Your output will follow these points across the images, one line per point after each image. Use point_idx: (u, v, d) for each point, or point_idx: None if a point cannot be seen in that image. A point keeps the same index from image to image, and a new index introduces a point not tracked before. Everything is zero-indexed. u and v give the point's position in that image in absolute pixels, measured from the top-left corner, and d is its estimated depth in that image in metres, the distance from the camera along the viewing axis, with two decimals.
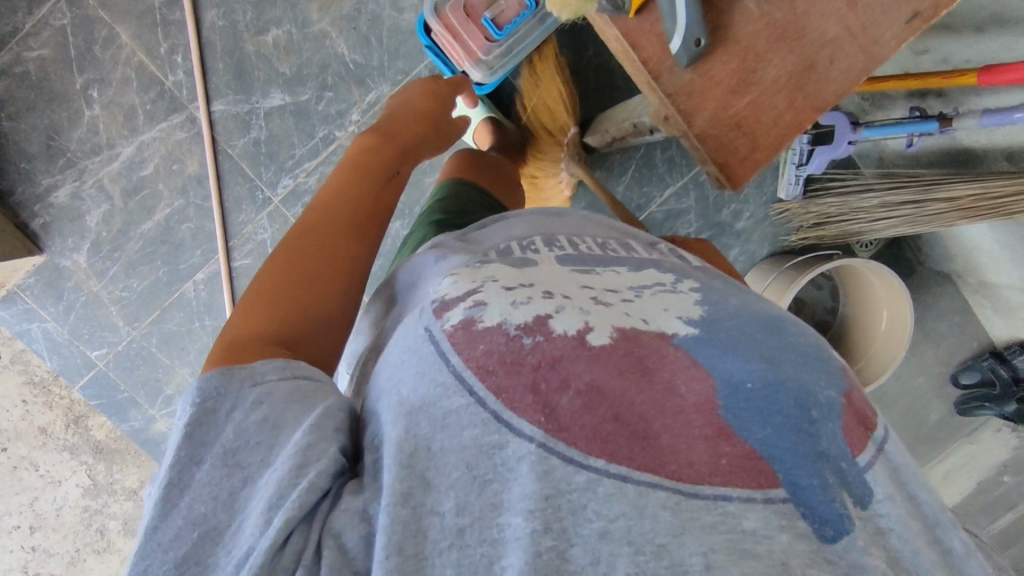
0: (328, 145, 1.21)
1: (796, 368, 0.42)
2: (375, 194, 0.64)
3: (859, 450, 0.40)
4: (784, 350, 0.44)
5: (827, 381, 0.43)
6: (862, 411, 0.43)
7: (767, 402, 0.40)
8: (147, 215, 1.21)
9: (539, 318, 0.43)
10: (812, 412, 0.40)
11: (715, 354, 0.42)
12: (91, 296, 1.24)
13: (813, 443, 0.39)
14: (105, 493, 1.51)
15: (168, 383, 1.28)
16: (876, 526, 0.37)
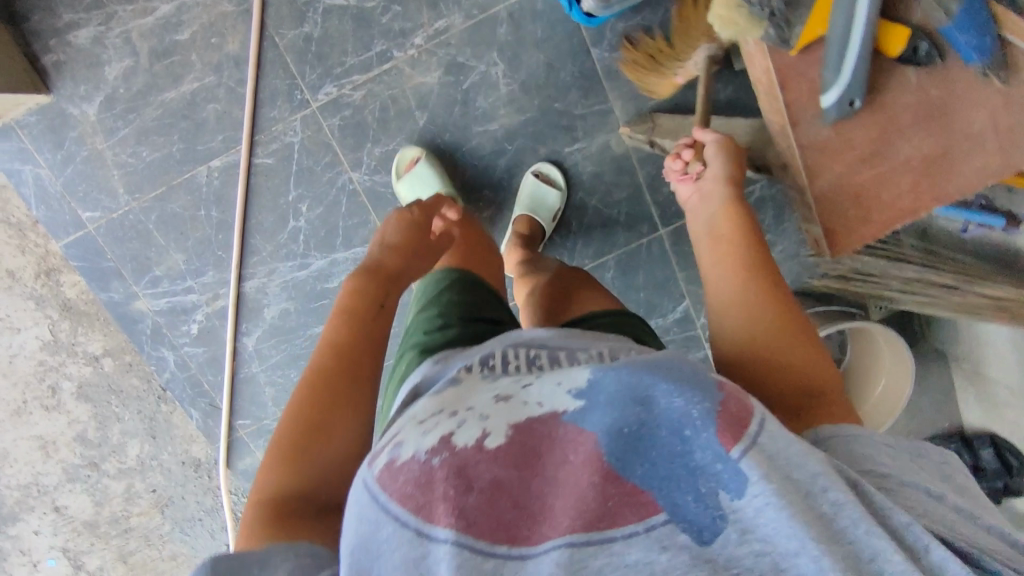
0: (381, 62, 1.12)
1: (666, 397, 0.46)
2: (370, 332, 0.67)
3: (728, 444, 0.43)
4: (644, 372, 0.47)
5: (699, 398, 0.45)
6: (738, 402, 0.46)
7: (643, 450, 0.44)
8: (172, 84, 1.13)
9: (444, 437, 0.47)
10: (684, 432, 0.44)
11: (591, 417, 0.46)
12: (94, 154, 1.16)
13: (683, 462, 0.43)
14: (65, 352, 1.47)
15: (159, 264, 1.20)
16: (750, 522, 0.41)
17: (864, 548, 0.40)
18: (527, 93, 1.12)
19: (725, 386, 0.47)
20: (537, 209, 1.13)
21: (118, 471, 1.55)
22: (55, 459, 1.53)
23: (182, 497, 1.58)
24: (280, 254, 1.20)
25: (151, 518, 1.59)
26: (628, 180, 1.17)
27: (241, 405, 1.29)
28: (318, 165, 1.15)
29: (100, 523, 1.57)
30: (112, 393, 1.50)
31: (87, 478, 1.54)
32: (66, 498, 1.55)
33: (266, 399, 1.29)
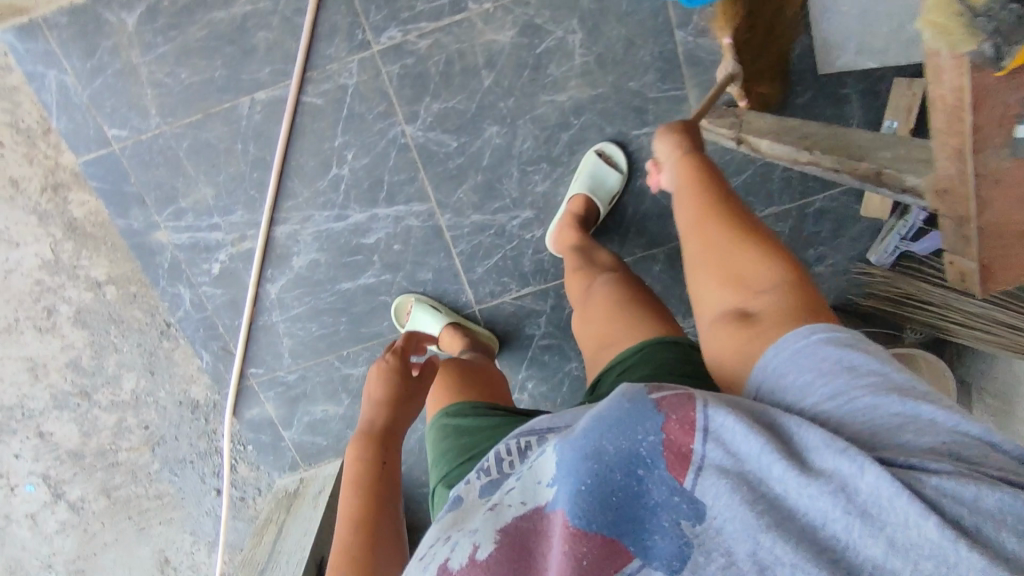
0: (454, 12, 1.05)
1: (614, 441, 0.48)
2: (370, 503, 0.81)
3: (682, 476, 0.46)
4: (599, 431, 0.49)
5: (649, 430, 0.48)
6: (682, 413, 0.48)
7: (603, 502, 0.47)
8: (223, 4, 1.04)
9: (443, 566, 0.50)
10: (638, 471, 0.47)
11: (557, 492, 0.50)
12: (127, 68, 1.06)
13: (645, 504, 0.46)
14: (65, 274, 1.38)
15: (185, 196, 1.12)
16: (713, 539, 0.42)
17: (815, 516, 0.41)
18: (601, 67, 1.07)
19: (664, 403, 0.49)
20: (596, 190, 1.10)
21: (110, 403, 1.49)
22: (43, 384, 1.46)
23: (175, 435, 1.53)
24: (317, 201, 1.13)
25: (141, 453, 1.54)
26: None
27: (255, 353, 1.24)
28: (370, 113, 1.08)
29: (86, 453, 1.52)
30: (111, 322, 1.42)
31: (76, 407, 1.48)
32: (52, 425, 1.49)
33: (283, 350, 1.24)
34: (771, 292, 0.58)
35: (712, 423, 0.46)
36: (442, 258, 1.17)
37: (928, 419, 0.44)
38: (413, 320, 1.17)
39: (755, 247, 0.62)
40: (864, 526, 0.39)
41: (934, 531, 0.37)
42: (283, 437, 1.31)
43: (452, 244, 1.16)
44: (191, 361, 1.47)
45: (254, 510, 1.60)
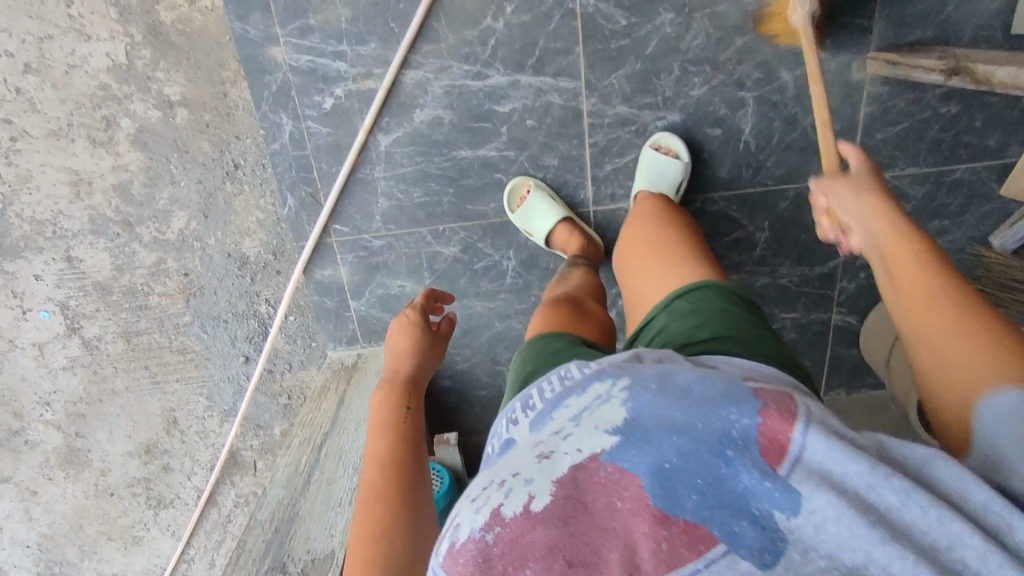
0: None
1: (706, 420, 0.46)
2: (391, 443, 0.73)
3: (778, 464, 0.42)
4: (688, 408, 0.47)
5: (745, 412, 0.45)
6: (783, 405, 0.46)
7: (688, 475, 0.43)
8: None
9: (494, 511, 0.45)
10: (728, 453, 0.44)
11: (634, 456, 0.45)
12: None
13: (737, 485, 0.42)
14: (135, 84, 1.23)
15: (317, 12, 1.00)
16: (813, 540, 0.40)
17: (936, 539, 0.39)
18: None
19: (763, 395, 0.47)
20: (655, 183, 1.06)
21: (152, 240, 1.36)
22: (84, 204, 1.32)
23: (215, 289, 1.42)
24: (459, 51, 1.03)
25: (173, 302, 1.43)
26: (847, 111, 1.12)
27: (344, 210, 1.14)
28: None
29: (114, 290, 1.40)
30: (175, 150, 1.29)
31: (115, 237, 1.35)
32: (83, 251, 1.36)
33: (376, 212, 1.14)
34: (990, 368, 0.51)
35: (808, 421, 0.44)
36: (574, 145, 1.10)
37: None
38: (528, 206, 1.10)
39: (963, 311, 0.55)
40: (996, 555, 0.38)
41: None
42: (349, 308, 1.23)
43: (589, 133, 1.09)
44: (251, 213, 1.35)
45: (282, 384, 1.53)
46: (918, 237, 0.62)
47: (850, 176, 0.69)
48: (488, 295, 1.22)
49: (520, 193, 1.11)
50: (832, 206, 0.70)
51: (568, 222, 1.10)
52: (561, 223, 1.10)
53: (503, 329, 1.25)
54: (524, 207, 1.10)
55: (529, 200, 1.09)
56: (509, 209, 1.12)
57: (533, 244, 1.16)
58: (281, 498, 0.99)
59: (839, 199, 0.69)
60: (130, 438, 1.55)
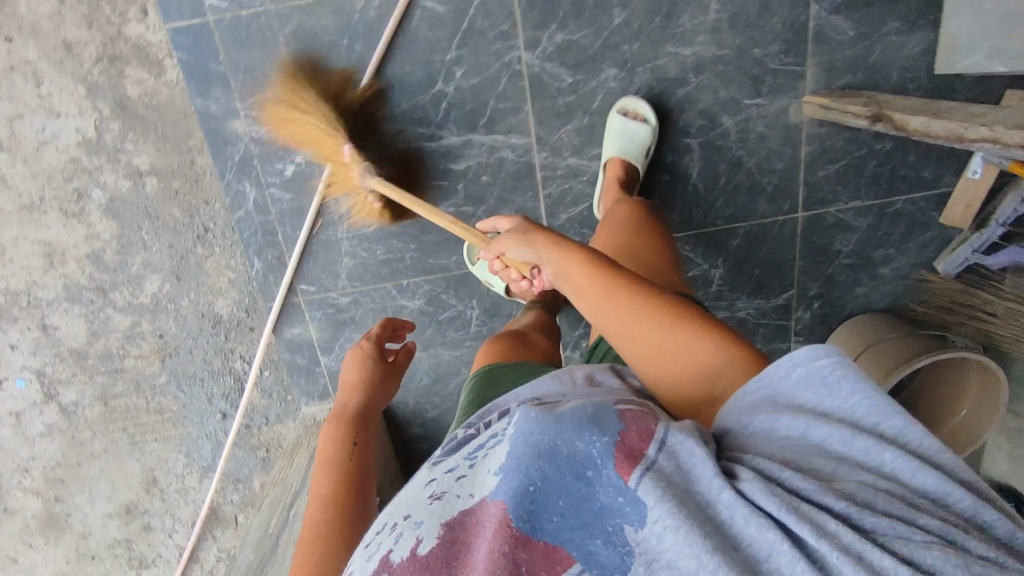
0: None
1: (568, 444, 0.50)
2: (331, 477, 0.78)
3: (627, 476, 0.48)
4: (555, 430, 0.51)
5: (602, 433, 0.51)
6: (641, 427, 0.51)
7: (551, 500, 0.49)
8: None
9: (385, 558, 0.50)
10: (587, 474, 0.49)
11: (506, 487, 0.50)
12: None
13: (593, 508, 0.48)
14: (106, 156, 1.27)
15: (274, 85, 1.03)
16: (653, 549, 0.45)
17: (758, 547, 0.44)
18: (731, 27, 1.06)
19: (623, 418, 0.52)
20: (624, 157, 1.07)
21: (126, 304, 1.39)
22: (58, 273, 1.35)
23: (189, 349, 1.44)
24: (413, 116, 1.08)
25: (148, 363, 1.44)
26: (788, 152, 1.16)
27: (309, 270, 1.17)
28: (492, 31, 1.03)
29: (90, 354, 1.42)
30: (146, 217, 1.32)
31: (89, 303, 1.38)
32: (58, 318, 1.39)
33: (341, 269, 1.18)
34: (713, 355, 0.61)
35: (660, 444, 0.50)
36: (529, 198, 1.14)
37: (865, 455, 0.48)
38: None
39: (657, 315, 0.64)
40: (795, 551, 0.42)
41: (852, 544, 0.42)
42: (319, 362, 1.25)
43: (542, 185, 1.13)
44: (222, 272, 1.38)
45: (259, 438, 1.54)
46: (597, 261, 0.69)
47: (537, 230, 0.76)
48: (454, 344, 1.25)
49: (478, 246, 1.15)
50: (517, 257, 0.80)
51: None
52: None
53: None
54: (484, 260, 1.14)
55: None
56: (468, 260, 1.17)
57: (495, 293, 1.19)
58: (251, 559, 1.01)
59: (520, 250, 0.78)
60: (109, 499, 1.55)
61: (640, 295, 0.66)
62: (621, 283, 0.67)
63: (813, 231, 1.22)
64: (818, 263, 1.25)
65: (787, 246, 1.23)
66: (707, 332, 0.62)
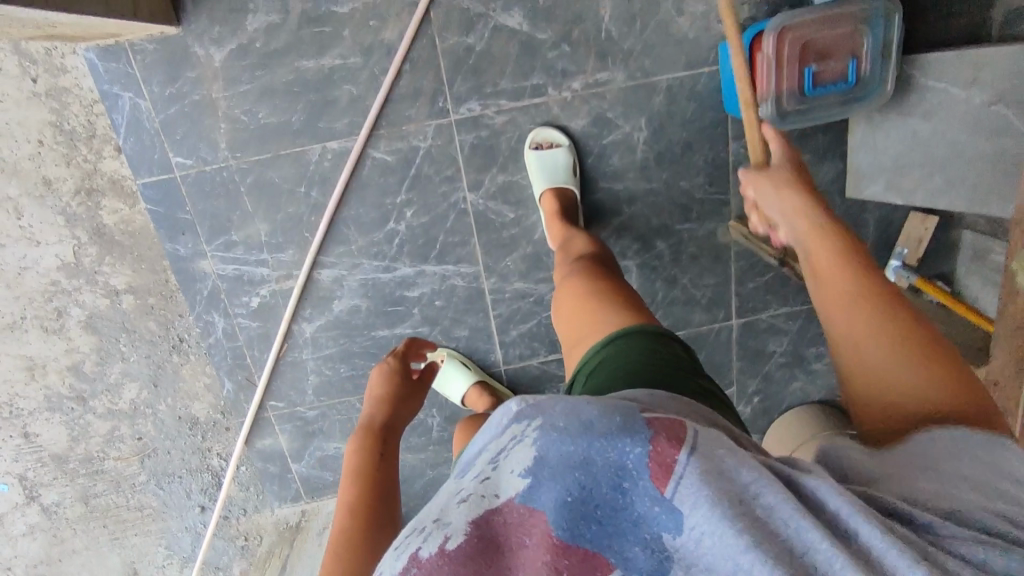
0: (534, 95, 1.06)
1: (603, 451, 0.42)
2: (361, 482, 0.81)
3: (664, 487, 0.40)
4: (586, 440, 0.42)
5: (635, 441, 0.42)
6: (673, 433, 0.43)
7: (582, 509, 0.41)
8: (314, 54, 1.02)
9: (414, 556, 0.41)
10: (623, 484, 0.41)
11: (538, 493, 0.42)
12: (206, 100, 1.03)
13: (631, 518, 0.41)
14: (85, 278, 1.35)
15: (239, 229, 1.12)
16: (693, 556, 0.39)
17: (816, 561, 0.37)
18: (659, 164, 1.14)
19: (655, 422, 0.44)
20: (555, 177, 1.08)
21: (106, 411, 1.46)
22: (39, 385, 1.42)
23: (168, 449, 1.51)
24: (369, 250, 1.16)
25: (128, 464, 1.51)
26: (720, 268, 1.25)
27: (278, 387, 1.25)
28: (438, 175, 1.11)
29: (71, 458, 1.49)
30: (123, 331, 1.39)
31: (70, 411, 1.45)
32: (40, 426, 1.45)
33: (307, 385, 1.25)
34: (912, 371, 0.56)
35: (695, 446, 0.42)
36: (480, 317, 1.23)
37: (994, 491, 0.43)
38: (443, 372, 1.22)
39: (854, 286, 0.63)
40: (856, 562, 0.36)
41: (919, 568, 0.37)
42: (290, 469, 1.32)
43: (491, 306, 1.22)
44: (198, 378, 1.45)
45: (238, 527, 1.57)
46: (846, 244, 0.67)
47: (764, 171, 0.79)
48: (417, 448, 1.33)
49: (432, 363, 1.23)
50: (761, 201, 0.80)
51: (479, 385, 1.21)
52: (473, 386, 1.21)
53: (435, 476, 1.35)
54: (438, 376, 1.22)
55: (444, 363, 1.22)
56: None
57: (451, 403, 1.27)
58: None
59: (761, 189, 0.79)
60: None
61: (857, 270, 0.64)
62: (833, 258, 0.67)
63: (749, 334, 1.31)
64: (756, 362, 1.34)
65: (724, 349, 1.32)
66: (929, 358, 0.57)
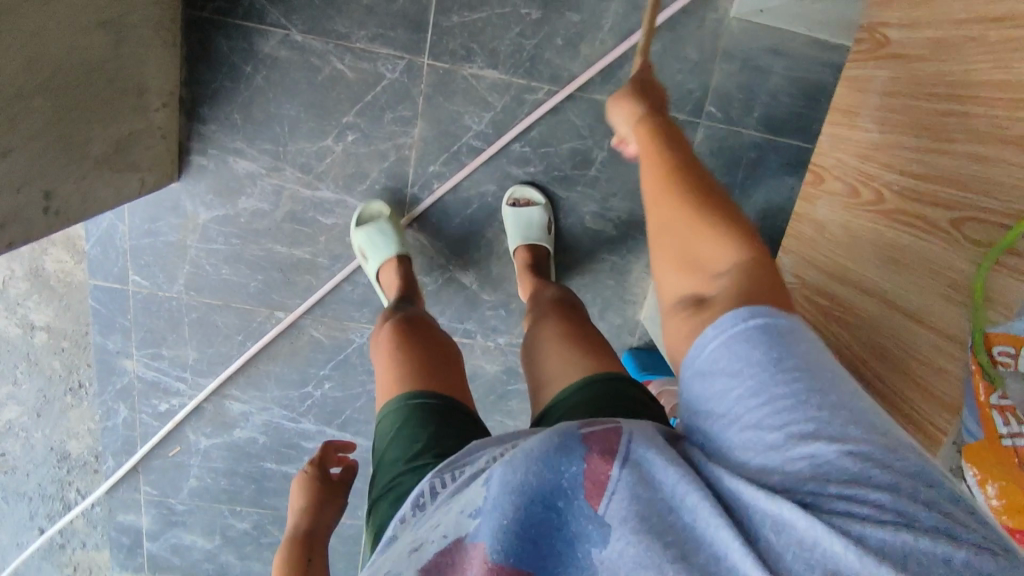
0: (463, 335, 1.24)
1: (537, 474, 0.44)
2: None
3: (596, 502, 0.42)
4: (525, 465, 0.44)
5: (569, 462, 0.44)
6: (605, 446, 0.44)
7: (531, 528, 0.43)
8: (289, 244, 1.16)
9: None
10: (558, 503, 0.43)
11: (486, 527, 0.44)
12: (180, 245, 1.16)
13: (563, 530, 0.43)
14: (4, 304, 1.38)
15: (169, 347, 1.22)
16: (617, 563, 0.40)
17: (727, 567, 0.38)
18: None
19: (589, 436, 0.45)
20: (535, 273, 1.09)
21: None
22: None
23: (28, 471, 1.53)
24: (281, 400, 1.26)
25: None
26: None
27: (155, 477, 1.30)
28: (361, 365, 1.25)
29: None
30: (25, 360, 1.43)
31: None
32: None
33: (184, 485, 1.31)
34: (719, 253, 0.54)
35: (627, 457, 0.43)
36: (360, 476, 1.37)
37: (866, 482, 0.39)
38: (374, 228, 1.07)
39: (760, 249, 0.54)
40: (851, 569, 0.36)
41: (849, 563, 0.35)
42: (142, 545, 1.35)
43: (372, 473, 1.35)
44: (83, 422, 1.49)
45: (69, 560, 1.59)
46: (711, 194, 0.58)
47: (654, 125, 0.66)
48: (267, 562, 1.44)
49: (379, 208, 1.10)
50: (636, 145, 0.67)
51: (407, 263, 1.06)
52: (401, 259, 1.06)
53: None
54: (382, 223, 1.08)
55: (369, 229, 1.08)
56: (354, 224, 1.10)
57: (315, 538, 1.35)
58: None
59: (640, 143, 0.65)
60: None
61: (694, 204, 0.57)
62: (694, 202, 0.57)
63: None
64: None
65: None
66: (741, 237, 0.54)
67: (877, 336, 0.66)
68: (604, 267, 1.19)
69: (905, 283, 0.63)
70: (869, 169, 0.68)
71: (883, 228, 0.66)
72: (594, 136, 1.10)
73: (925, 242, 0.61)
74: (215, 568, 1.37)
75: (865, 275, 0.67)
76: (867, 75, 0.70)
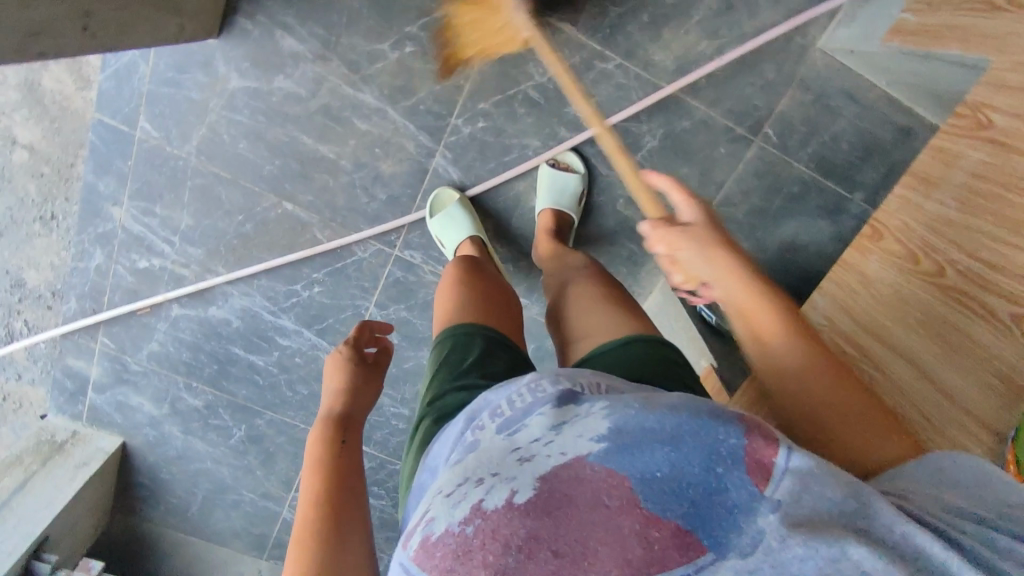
0: None
1: (694, 433, 0.44)
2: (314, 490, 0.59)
3: (762, 484, 0.41)
4: (676, 422, 0.45)
5: (727, 432, 0.44)
6: (762, 430, 0.44)
7: (681, 480, 0.42)
8: (316, 138, 1.11)
9: (476, 506, 0.43)
10: (716, 469, 0.42)
11: (626, 463, 0.44)
12: (202, 105, 1.09)
13: (722, 498, 0.41)
14: None
15: (163, 207, 1.17)
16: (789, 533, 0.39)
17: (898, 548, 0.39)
18: None
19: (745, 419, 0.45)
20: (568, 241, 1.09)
21: None
22: None
23: None
24: (265, 291, 1.23)
25: None
26: None
27: (116, 331, 1.27)
28: (355, 281, 1.21)
29: None
30: None
31: None
32: None
33: (144, 347, 1.28)
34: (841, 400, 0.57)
35: (792, 448, 0.43)
36: None
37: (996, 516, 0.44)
38: (447, 215, 1.10)
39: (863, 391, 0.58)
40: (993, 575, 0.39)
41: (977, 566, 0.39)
42: (85, 394, 1.32)
43: None
44: None
45: None
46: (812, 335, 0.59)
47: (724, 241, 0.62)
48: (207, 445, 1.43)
49: (450, 195, 1.12)
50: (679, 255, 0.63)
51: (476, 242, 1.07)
52: (470, 239, 1.07)
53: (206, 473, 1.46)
54: (455, 207, 1.10)
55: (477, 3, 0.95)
56: (430, 212, 1.12)
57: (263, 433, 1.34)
58: None
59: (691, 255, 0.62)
60: None
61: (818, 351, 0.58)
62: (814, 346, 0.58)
63: None
64: None
65: None
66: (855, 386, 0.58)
67: (900, 400, 0.70)
68: (621, 253, 1.19)
69: (950, 365, 0.68)
70: (936, 241, 0.71)
71: (939, 302, 0.70)
72: (650, 121, 1.09)
73: (980, 329, 0.67)
74: (154, 436, 1.35)
75: (898, 337, 0.71)
76: (957, 149, 0.72)
